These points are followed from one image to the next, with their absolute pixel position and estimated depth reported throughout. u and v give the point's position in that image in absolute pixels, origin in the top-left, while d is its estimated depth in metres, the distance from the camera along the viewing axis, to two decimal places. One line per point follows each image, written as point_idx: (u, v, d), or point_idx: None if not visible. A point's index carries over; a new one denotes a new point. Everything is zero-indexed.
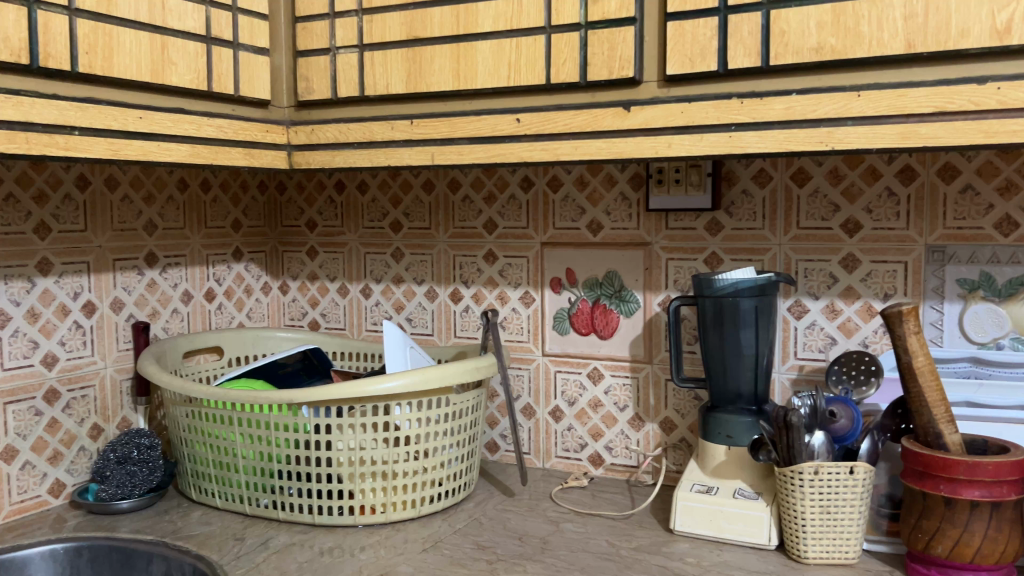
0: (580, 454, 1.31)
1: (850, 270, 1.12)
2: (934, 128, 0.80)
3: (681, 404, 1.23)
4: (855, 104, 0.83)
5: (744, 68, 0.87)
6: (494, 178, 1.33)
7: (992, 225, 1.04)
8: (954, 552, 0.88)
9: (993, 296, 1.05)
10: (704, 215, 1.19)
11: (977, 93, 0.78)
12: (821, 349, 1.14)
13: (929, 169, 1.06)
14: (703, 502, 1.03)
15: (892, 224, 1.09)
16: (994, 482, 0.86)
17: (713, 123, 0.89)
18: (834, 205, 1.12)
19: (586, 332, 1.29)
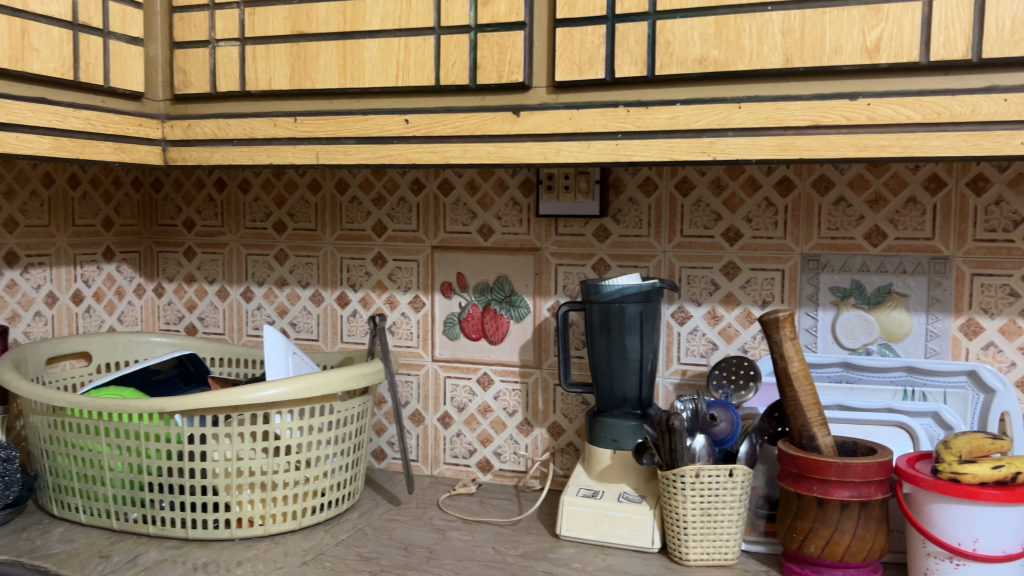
0: (469, 461, 1.30)
1: (730, 277, 1.15)
2: (809, 141, 0.83)
3: (569, 408, 1.23)
4: (736, 115, 0.85)
5: (631, 76, 0.88)
6: (384, 180, 1.31)
7: (863, 235, 1.08)
8: (826, 551, 0.91)
9: (863, 304, 1.09)
10: (592, 222, 1.20)
11: (849, 109, 0.81)
12: (704, 354, 1.17)
13: (805, 180, 1.10)
14: (589, 507, 1.03)
15: (770, 233, 1.12)
16: (862, 482, 0.89)
17: (600, 130, 0.90)
18: (715, 214, 1.15)
19: (476, 337, 1.27)
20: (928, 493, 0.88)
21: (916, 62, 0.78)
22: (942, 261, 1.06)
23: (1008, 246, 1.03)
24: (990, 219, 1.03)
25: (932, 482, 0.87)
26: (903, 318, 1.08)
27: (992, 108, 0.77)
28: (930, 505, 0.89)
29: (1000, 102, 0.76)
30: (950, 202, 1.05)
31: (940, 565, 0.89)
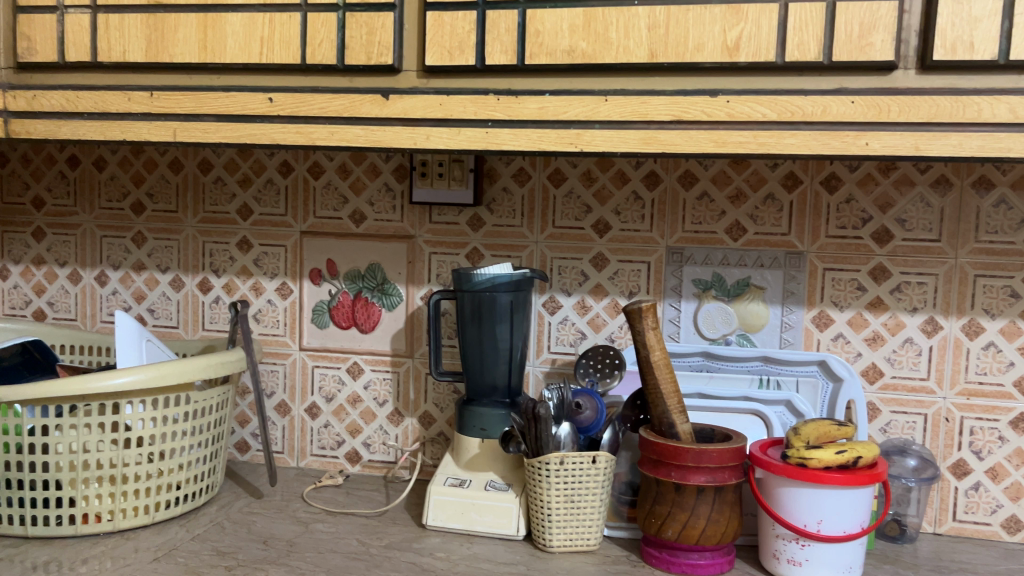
0: (337, 452, 1.27)
1: (599, 268, 1.16)
2: (672, 136, 0.85)
3: (440, 398, 1.22)
4: (602, 108, 0.86)
5: (501, 64, 0.87)
6: (250, 161, 1.26)
7: (724, 230, 1.12)
8: (682, 535, 0.93)
9: (723, 296, 1.13)
10: (466, 211, 1.20)
11: (710, 105, 0.83)
12: (572, 344, 1.18)
13: (671, 175, 1.13)
14: (457, 496, 1.02)
15: (637, 226, 1.15)
16: (717, 468, 0.92)
17: (470, 117, 0.89)
18: (586, 207, 1.16)
19: (346, 326, 1.25)
20: (778, 477, 0.92)
21: (772, 62, 0.81)
22: (797, 255, 1.10)
23: (857, 242, 1.08)
24: (841, 216, 1.09)
25: (781, 466, 0.91)
26: (760, 310, 1.12)
27: (840, 109, 0.80)
28: (779, 489, 0.93)
29: (848, 104, 0.80)
30: (806, 199, 1.09)
31: (788, 546, 0.93)
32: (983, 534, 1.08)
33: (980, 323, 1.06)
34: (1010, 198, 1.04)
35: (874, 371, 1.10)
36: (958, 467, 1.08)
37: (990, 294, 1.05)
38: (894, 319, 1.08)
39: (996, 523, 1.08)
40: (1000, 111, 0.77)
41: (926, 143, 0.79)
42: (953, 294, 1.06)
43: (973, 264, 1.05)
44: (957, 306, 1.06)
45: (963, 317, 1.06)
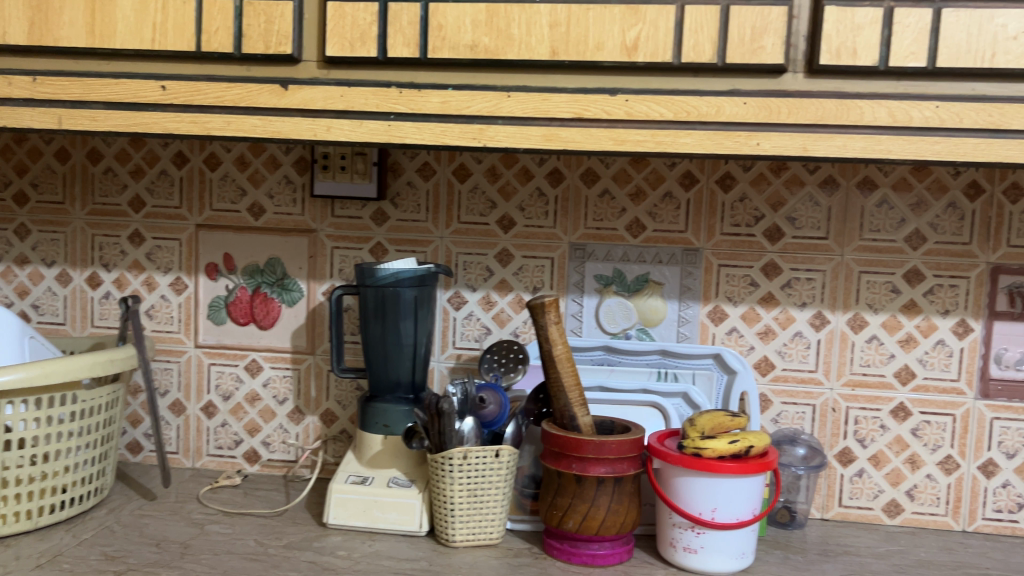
0: (235, 451, 1.24)
1: (503, 264, 1.17)
2: (573, 133, 0.86)
3: (342, 395, 1.21)
4: (505, 104, 0.86)
5: (403, 57, 0.87)
6: (143, 152, 1.22)
7: (624, 226, 1.14)
8: (583, 526, 0.95)
9: (624, 291, 1.15)
10: (369, 205, 1.18)
11: (609, 104, 0.85)
12: (477, 339, 1.19)
13: (574, 172, 1.14)
14: (359, 494, 1.01)
15: (541, 223, 1.16)
16: (616, 459, 0.94)
17: (371, 110, 0.88)
18: (491, 202, 1.16)
19: (244, 322, 1.22)
20: (675, 467, 0.95)
21: (669, 62, 0.83)
22: (693, 252, 1.13)
23: (749, 239, 1.12)
24: (735, 215, 1.12)
25: (678, 457, 0.94)
26: (658, 305, 1.15)
27: (733, 110, 0.83)
28: (676, 479, 0.95)
29: (740, 105, 0.83)
30: (702, 198, 1.13)
31: (684, 534, 0.95)
32: (866, 518, 1.14)
33: (864, 317, 1.11)
34: (891, 198, 1.09)
35: (766, 364, 1.14)
36: (844, 455, 1.13)
37: (873, 290, 1.11)
38: (785, 314, 1.13)
39: (878, 507, 1.13)
40: (881, 115, 0.81)
41: (813, 144, 0.82)
42: (839, 290, 1.11)
43: (857, 261, 1.11)
44: (843, 301, 1.11)
45: (848, 312, 1.11)
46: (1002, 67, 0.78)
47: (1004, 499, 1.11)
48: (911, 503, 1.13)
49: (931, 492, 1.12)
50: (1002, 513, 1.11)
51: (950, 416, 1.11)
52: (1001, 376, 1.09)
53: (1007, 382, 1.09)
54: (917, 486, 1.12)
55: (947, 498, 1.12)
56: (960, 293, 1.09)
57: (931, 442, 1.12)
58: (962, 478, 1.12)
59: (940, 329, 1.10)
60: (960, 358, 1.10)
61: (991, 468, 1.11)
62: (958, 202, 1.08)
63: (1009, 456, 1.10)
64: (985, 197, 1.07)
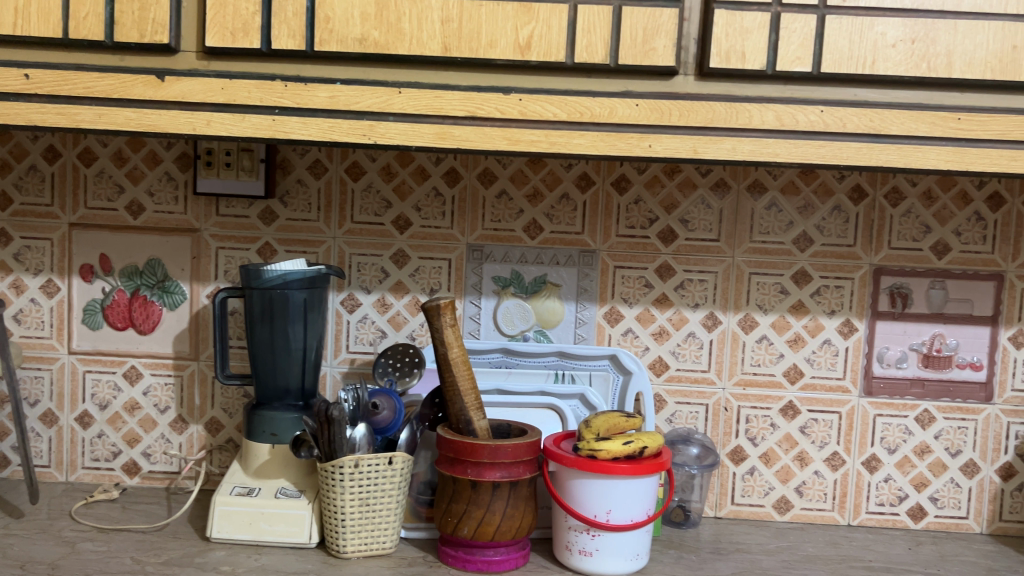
0: (112, 464, 1.18)
1: (399, 265, 1.14)
2: (465, 131, 0.84)
3: (228, 403, 1.16)
4: (395, 100, 0.83)
5: (288, 50, 0.83)
6: (10, 145, 1.14)
7: (522, 228, 1.13)
8: (478, 532, 0.93)
9: (521, 293, 1.14)
10: (257, 203, 1.14)
11: (502, 103, 0.83)
12: (371, 343, 1.15)
13: (471, 173, 1.13)
14: (244, 506, 0.97)
15: (438, 223, 1.13)
16: (512, 463, 0.93)
17: (255, 104, 0.84)
18: (385, 202, 1.13)
19: (122, 327, 1.15)
20: (570, 470, 0.94)
21: (562, 62, 0.82)
22: (589, 254, 1.13)
23: (644, 241, 1.13)
24: (630, 217, 1.13)
25: (574, 459, 0.93)
26: (555, 306, 1.14)
27: (626, 112, 0.83)
28: (571, 481, 0.94)
29: (632, 107, 0.83)
30: (598, 200, 1.13)
31: (579, 537, 0.95)
32: (757, 515, 1.16)
33: (755, 318, 1.13)
34: (780, 201, 1.11)
35: (660, 364, 1.15)
36: (735, 454, 1.15)
37: (763, 291, 1.13)
38: (678, 315, 1.14)
39: (768, 504, 1.16)
40: (768, 118, 0.82)
41: (704, 147, 0.83)
42: (730, 291, 1.13)
43: (748, 263, 1.13)
44: (734, 302, 1.13)
45: (739, 312, 1.13)
46: (882, 74, 0.80)
47: (886, 493, 1.15)
48: (800, 499, 1.15)
49: (819, 488, 1.15)
50: (884, 507, 1.15)
51: (836, 414, 1.14)
52: (884, 374, 1.13)
53: (889, 380, 1.13)
54: (806, 482, 1.15)
55: (833, 493, 1.15)
56: (845, 294, 1.12)
57: (818, 439, 1.14)
58: (847, 473, 1.15)
59: (827, 329, 1.13)
60: (845, 357, 1.13)
61: (874, 463, 1.14)
62: (843, 205, 1.11)
63: (891, 452, 1.14)
64: (868, 201, 1.11)
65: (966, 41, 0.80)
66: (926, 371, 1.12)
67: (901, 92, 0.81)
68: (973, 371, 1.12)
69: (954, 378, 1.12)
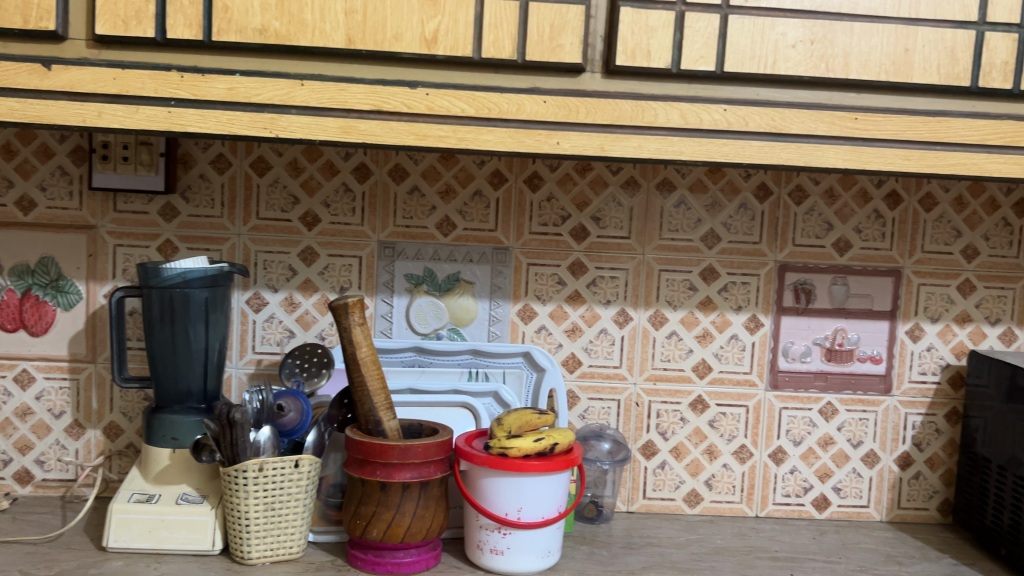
0: (3, 472, 1.12)
1: (307, 262, 1.12)
2: (371, 125, 0.82)
3: (128, 406, 1.11)
4: (298, 93, 0.81)
5: (184, 39, 0.80)
6: None
7: (434, 225, 1.12)
8: (387, 534, 0.91)
9: (434, 291, 1.13)
10: (157, 199, 1.09)
11: (408, 97, 0.82)
12: (279, 343, 1.12)
13: (381, 168, 1.11)
14: (143, 513, 0.93)
15: (348, 219, 1.11)
16: (422, 463, 0.91)
17: (149, 95, 0.81)
18: (293, 197, 1.11)
19: (13, 328, 1.10)
20: (482, 469, 0.93)
21: (469, 57, 0.81)
22: (503, 251, 1.13)
23: (557, 238, 1.13)
24: (543, 214, 1.12)
25: (484, 458, 0.92)
26: (469, 305, 1.13)
27: (534, 108, 0.82)
28: (482, 480, 0.93)
29: (540, 103, 0.82)
30: (511, 197, 1.12)
31: (491, 536, 0.94)
32: (668, 509, 1.17)
33: (664, 314, 1.15)
34: (688, 199, 1.13)
35: (573, 361, 1.15)
36: (647, 448, 1.16)
37: (672, 287, 1.14)
38: (591, 312, 1.14)
39: (679, 498, 1.17)
40: (673, 117, 0.83)
41: (611, 144, 0.83)
42: (641, 288, 1.14)
43: (657, 260, 1.14)
44: (645, 298, 1.14)
45: (649, 309, 1.14)
46: (783, 74, 0.82)
47: (792, 484, 1.18)
48: (709, 492, 1.17)
49: (728, 481, 1.17)
50: (790, 498, 1.18)
51: (743, 408, 1.16)
52: (789, 368, 1.15)
53: (794, 374, 1.16)
54: (715, 475, 1.17)
55: (741, 486, 1.17)
56: (751, 290, 1.14)
57: (727, 433, 1.16)
58: (755, 466, 1.17)
59: (734, 324, 1.15)
60: (751, 351, 1.15)
61: (780, 455, 1.17)
62: (749, 203, 1.13)
63: (796, 444, 1.17)
64: (773, 199, 1.13)
65: (862, 43, 0.82)
66: (829, 364, 1.15)
67: (802, 92, 0.83)
68: (874, 364, 1.16)
69: (856, 371, 1.16)
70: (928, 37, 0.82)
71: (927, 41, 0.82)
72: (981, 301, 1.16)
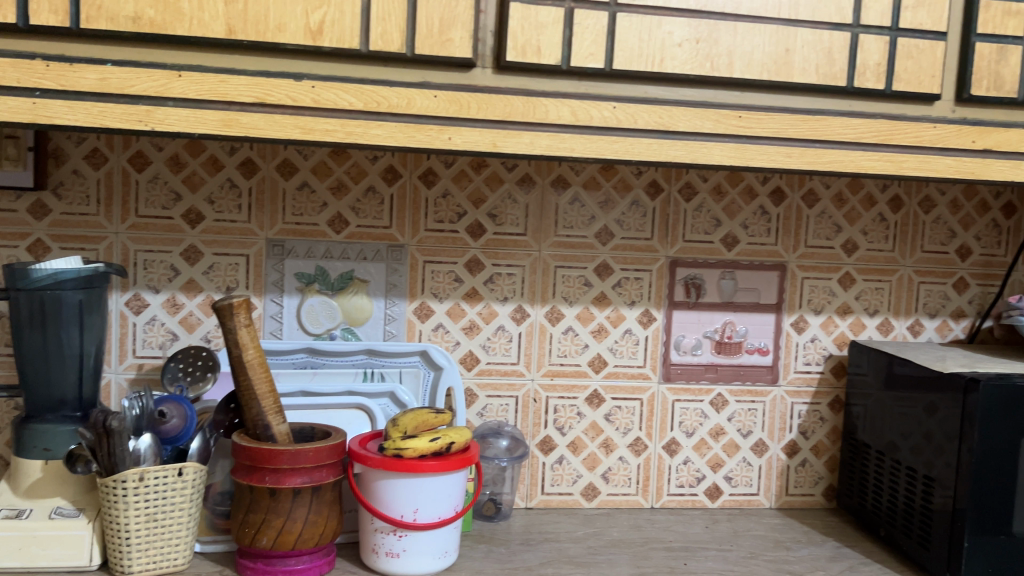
0: None
1: (191, 262, 1.07)
2: (254, 119, 0.79)
3: None
4: (175, 84, 0.78)
5: (50, 26, 0.75)
6: None
7: (326, 222, 1.09)
8: (278, 542, 0.88)
9: (326, 289, 1.10)
10: (26, 196, 1.03)
11: (293, 89, 0.79)
12: (161, 346, 1.08)
13: (269, 164, 1.07)
14: (12, 530, 0.87)
15: (233, 217, 1.07)
16: (313, 467, 0.89)
17: (11, 85, 0.76)
18: (174, 194, 1.06)
19: None
20: (376, 471, 0.91)
21: (356, 50, 0.79)
22: (397, 249, 1.11)
23: (452, 235, 1.12)
24: (438, 211, 1.11)
25: (378, 460, 0.90)
26: (363, 303, 1.11)
27: (424, 103, 0.81)
28: (377, 483, 0.91)
29: (430, 98, 0.81)
30: (405, 193, 1.10)
31: (386, 539, 0.92)
32: (565, 503, 1.18)
33: (560, 310, 1.15)
34: (582, 196, 1.14)
35: (471, 359, 1.14)
36: (545, 444, 1.17)
37: (568, 284, 1.15)
38: (487, 309, 1.14)
39: (576, 492, 1.18)
40: (564, 113, 0.83)
41: (502, 140, 0.82)
42: (537, 284, 1.14)
43: (553, 256, 1.14)
44: (541, 295, 1.14)
45: (546, 305, 1.15)
46: (670, 72, 0.83)
47: (685, 474, 1.20)
48: (606, 485, 1.19)
49: (624, 474, 1.19)
50: (684, 488, 1.20)
51: (638, 401, 1.18)
52: (680, 361, 1.18)
53: (686, 366, 1.18)
54: (611, 468, 1.18)
55: (637, 478, 1.19)
56: (644, 285, 1.16)
57: (622, 426, 1.18)
58: (650, 458, 1.19)
59: (628, 319, 1.17)
60: (645, 345, 1.17)
61: (673, 447, 1.19)
62: (640, 200, 1.15)
63: (688, 435, 1.19)
64: (663, 196, 1.15)
65: (745, 43, 0.84)
66: (718, 357, 1.18)
67: (688, 90, 0.85)
68: (761, 355, 1.19)
69: (744, 362, 1.19)
70: (807, 38, 0.85)
71: (806, 42, 0.85)
72: (860, 293, 1.20)
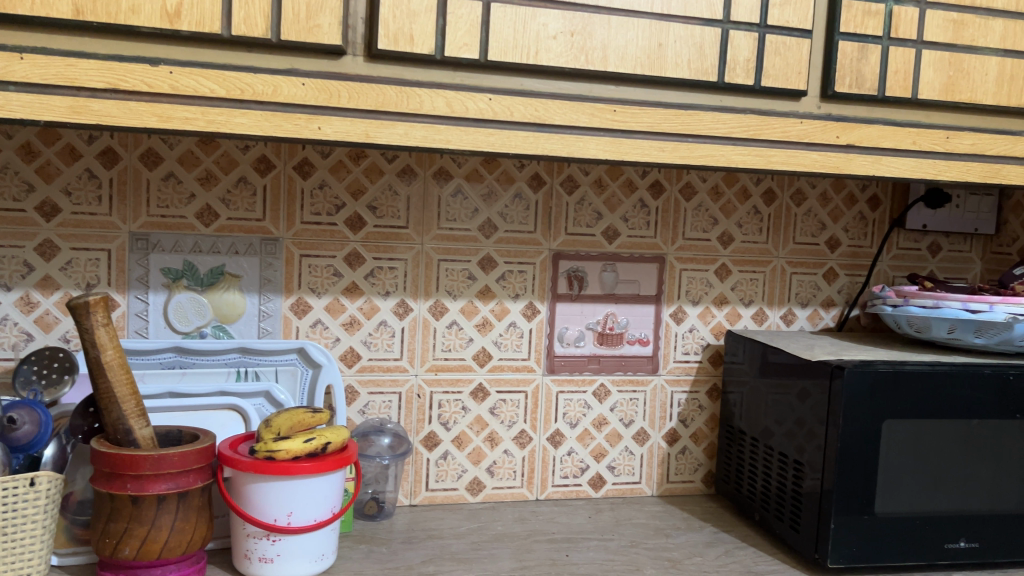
0: None
1: (47, 258, 1.01)
2: (106, 105, 0.74)
3: None
4: (17, 67, 0.72)
5: None
6: None
7: (194, 214, 1.04)
8: (141, 551, 0.84)
9: (195, 285, 1.05)
10: None
11: (149, 75, 0.75)
12: (14, 347, 1.01)
13: (131, 153, 1.02)
14: None
15: (93, 209, 1.01)
16: (179, 472, 0.85)
17: None
18: (27, 184, 0.99)
19: None
20: (246, 475, 0.88)
21: (217, 34, 0.75)
22: (272, 242, 1.07)
23: (331, 228, 1.09)
24: (315, 203, 1.08)
25: (249, 462, 0.86)
26: (236, 299, 1.07)
27: (292, 91, 0.78)
28: (248, 486, 0.88)
29: (298, 86, 0.78)
30: (279, 184, 1.06)
31: (259, 544, 0.89)
32: (450, 499, 1.17)
33: (444, 304, 1.14)
34: (465, 188, 1.12)
35: (352, 355, 1.11)
36: (429, 440, 1.15)
37: (451, 277, 1.13)
38: (369, 304, 1.11)
39: (461, 487, 1.17)
40: (439, 104, 0.81)
41: (375, 131, 0.80)
42: (420, 278, 1.12)
43: (436, 249, 1.12)
44: (424, 289, 1.13)
45: (429, 299, 1.13)
46: (545, 64, 0.83)
47: (569, 465, 1.21)
48: (491, 479, 1.18)
49: (509, 467, 1.19)
50: (568, 479, 1.21)
51: (522, 393, 1.18)
52: (564, 353, 1.18)
53: (569, 358, 1.18)
54: (497, 462, 1.18)
55: (522, 471, 1.19)
56: (528, 278, 1.16)
57: (507, 419, 1.18)
58: (534, 450, 1.19)
59: (512, 312, 1.16)
60: (529, 338, 1.17)
61: (558, 438, 1.20)
62: (523, 192, 1.14)
63: (572, 426, 1.20)
64: (546, 188, 1.15)
65: (619, 37, 0.84)
66: (601, 348, 1.19)
67: (564, 83, 0.84)
68: (641, 346, 1.21)
69: (625, 353, 1.20)
70: (679, 32, 0.85)
71: (678, 37, 0.86)
72: (736, 284, 1.24)
